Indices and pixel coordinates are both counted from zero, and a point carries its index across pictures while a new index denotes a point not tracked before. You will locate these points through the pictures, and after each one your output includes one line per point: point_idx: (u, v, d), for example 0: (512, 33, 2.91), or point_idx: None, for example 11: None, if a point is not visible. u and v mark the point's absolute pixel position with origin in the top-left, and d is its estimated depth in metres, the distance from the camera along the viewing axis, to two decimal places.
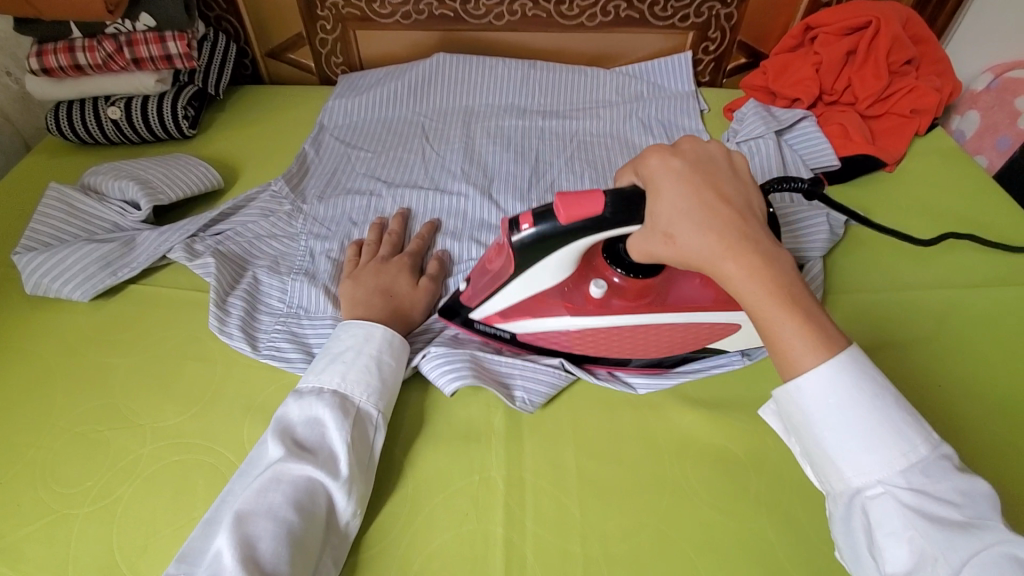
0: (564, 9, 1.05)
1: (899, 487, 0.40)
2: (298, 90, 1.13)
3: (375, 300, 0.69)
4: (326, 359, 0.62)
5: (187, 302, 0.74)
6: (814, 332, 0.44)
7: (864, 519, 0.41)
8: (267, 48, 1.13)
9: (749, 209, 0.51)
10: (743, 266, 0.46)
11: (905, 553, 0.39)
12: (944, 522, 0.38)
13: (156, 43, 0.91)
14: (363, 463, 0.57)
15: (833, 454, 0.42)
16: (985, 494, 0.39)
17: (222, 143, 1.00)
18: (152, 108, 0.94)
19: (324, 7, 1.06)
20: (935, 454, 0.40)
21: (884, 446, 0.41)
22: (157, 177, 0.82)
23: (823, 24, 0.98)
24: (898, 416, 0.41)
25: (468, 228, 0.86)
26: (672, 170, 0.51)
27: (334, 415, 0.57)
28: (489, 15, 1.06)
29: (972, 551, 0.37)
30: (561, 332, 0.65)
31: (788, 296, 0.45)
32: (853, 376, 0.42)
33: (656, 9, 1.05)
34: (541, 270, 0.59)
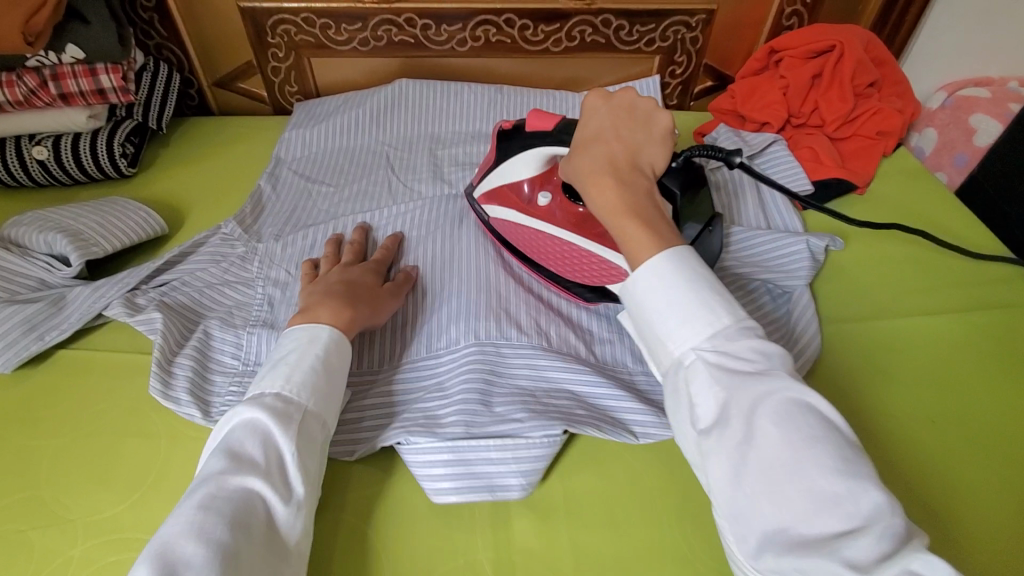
0: (528, 34, 1.02)
1: (705, 351, 0.49)
2: (251, 121, 1.07)
3: (335, 288, 0.66)
4: (267, 366, 0.57)
5: (128, 366, 0.67)
6: (654, 241, 0.54)
7: (686, 386, 0.49)
8: (214, 77, 1.06)
9: (640, 155, 0.61)
10: (605, 185, 0.57)
11: (714, 407, 0.47)
12: (741, 374, 0.47)
13: (86, 75, 0.83)
14: (310, 471, 0.51)
15: (660, 334, 0.51)
16: (776, 354, 0.49)
17: (166, 180, 0.92)
18: (85, 146, 0.87)
19: (275, 34, 1.00)
20: (735, 324, 0.49)
21: (698, 318, 0.50)
22: (89, 225, 0.74)
23: (786, 48, 0.98)
24: (706, 293, 0.50)
25: (432, 262, 0.79)
26: (592, 115, 0.64)
27: (275, 420, 0.51)
28: (451, 41, 1.02)
29: (762, 395, 0.46)
30: (511, 224, 0.77)
31: (635, 213, 0.55)
32: (674, 266, 0.52)
33: (622, 34, 1.02)
34: (513, 165, 0.74)
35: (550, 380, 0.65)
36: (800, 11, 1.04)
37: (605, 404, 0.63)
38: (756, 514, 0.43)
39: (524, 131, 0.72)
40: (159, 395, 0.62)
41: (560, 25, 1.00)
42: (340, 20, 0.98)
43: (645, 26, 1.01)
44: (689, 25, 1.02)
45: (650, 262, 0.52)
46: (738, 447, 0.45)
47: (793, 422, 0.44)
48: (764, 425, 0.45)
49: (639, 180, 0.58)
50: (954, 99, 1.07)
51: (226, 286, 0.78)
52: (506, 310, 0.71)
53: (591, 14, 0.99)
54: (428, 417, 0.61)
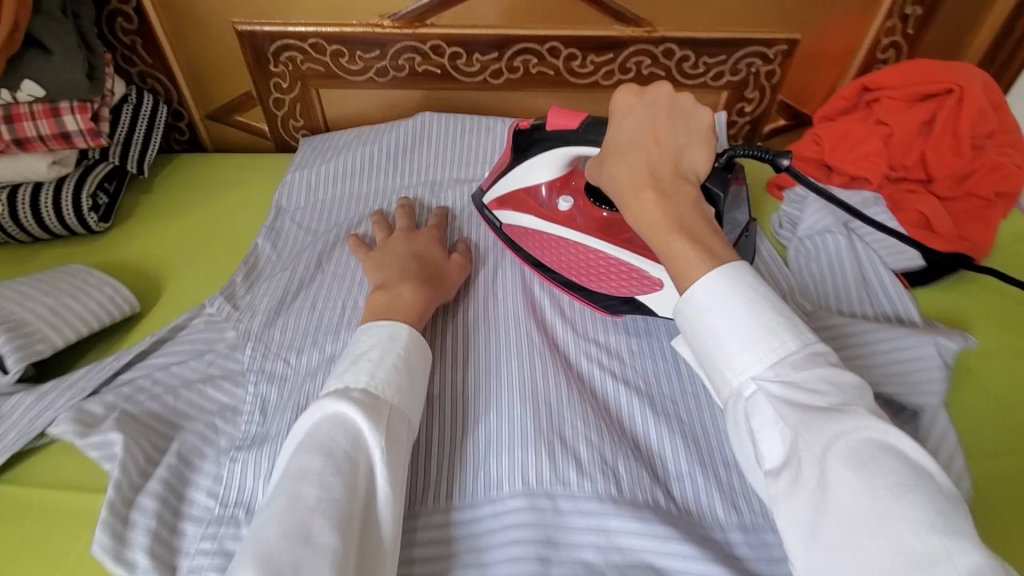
0: (575, 65, 0.86)
1: (768, 380, 0.41)
2: (245, 160, 0.92)
3: (409, 264, 0.67)
4: (347, 361, 0.52)
5: (74, 509, 0.53)
6: (703, 256, 0.45)
7: (748, 421, 0.42)
8: (207, 109, 0.91)
9: (682, 161, 0.50)
10: (644, 197, 0.48)
11: (780, 444, 0.40)
12: (809, 409, 0.39)
13: (46, 117, 0.68)
14: (399, 469, 0.47)
15: (718, 361, 0.43)
16: (854, 385, 0.41)
17: (146, 237, 0.78)
18: (47, 199, 0.72)
19: (278, 62, 0.85)
20: (803, 349, 0.41)
21: (761, 340, 0.41)
22: (36, 312, 0.61)
23: (886, 87, 0.82)
24: (768, 312, 0.42)
25: (465, 363, 0.65)
26: (626, 115, 0.52)
27: (365, 417, 0.46)
28: (483, 72, 0.87)
29: (837, 434, 0.38)
30: (529, 232, 0.70)
31: (679, 226, 0.46)
32: (731, 288, 0.43)
33: (686, 66, 0.86)
34: (533, 167, 0.67)
35: (623, 548, 0.50)
36: (898, 42, 0.88)
37: None
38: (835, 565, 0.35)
39: (544, 130, 0.63)
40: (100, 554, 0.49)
41: (613, 55, 0.85)
42: (355, 46, 0.83)
43: (714, 57, 0.86)
44: (766, 56, 0.87)
45: (701, 283, 0.44)
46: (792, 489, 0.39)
47: (874, 466, 0.36)
48: (836, 468, 0.37)
49: (685, 189, 0.48)
50: None
51: (211, 383, 0.64)
52: (560, 436, 0.57)
53: (652, 43, 0.83)
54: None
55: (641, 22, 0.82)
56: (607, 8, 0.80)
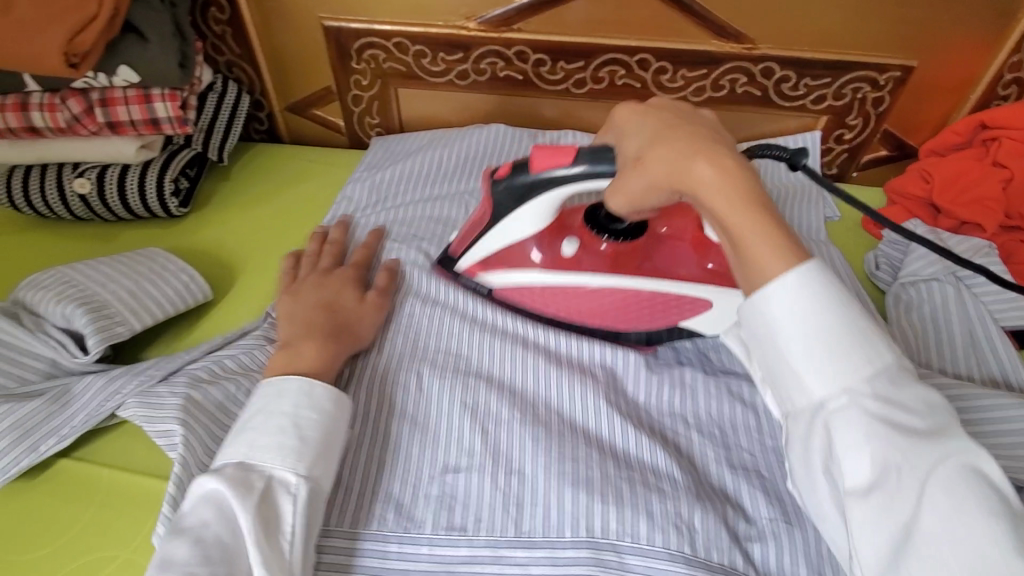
0: (664, 79, 0.82)
1: (863, 396, 0.37)
2: (321, 153, 0.92)
3: (316, 316, 0.60)
4: (234, 428, 0.51)
5: (136, 497, 0.52)
6: (787, 241, 0.40)
7: (828, 438, 0.38)
8: (287, 101, 0.92)
9: (720, 136, 0.46)
10: (711, 166, 0.41)
11: (867, 464, 0.36)
12: (908, 432, 0.36)
13: (139, 103, 0.70)
14: (282, 551, 0.45)
15: (799, 370, 0.39)
16: (931, 399, 0.38)
17: (222, 227, 0.79)
18: (132, 181, 0.74)
19: (360, 60, 0.85)
20: (898, 361, 0.38)
21: (853, 352, 0.38)
22: (117, 295, 0.62)
23: (1009, 126, 0.74)
24: (864, 323, 0.39)
25: (505, 374, 0.62)
26: (635, 120, 0.49)
27: (234, 495, 0.45)
28: (566, 80, 0.84)
29: (941, 461, 0.36)
30: (530, 288, 0.64)
31: (760, 201, 0.41)
32: (812, 288, 0.39)
33: (784, 87, 0.81)
34: (519, 221, 0.60)
35: None
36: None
37: None
38: None
39: (528, 171, 0.56)
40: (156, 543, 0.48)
41: (706, 71, 0.80)
42: (439, 47, 0.82)
43: (817, 79, 0.80)
44: (876, 82, 0.80)
45: (794, 278, 0.39)
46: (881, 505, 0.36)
47: (967, 490, 0.35)
48: (933, 493, 0.35)
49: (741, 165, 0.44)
50: None
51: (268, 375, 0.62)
52: (598, 472, 0.53)
53: (750, 61, 0.78)
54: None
55: (740, 37, 0.77)
56: (704, 21, 0.76)
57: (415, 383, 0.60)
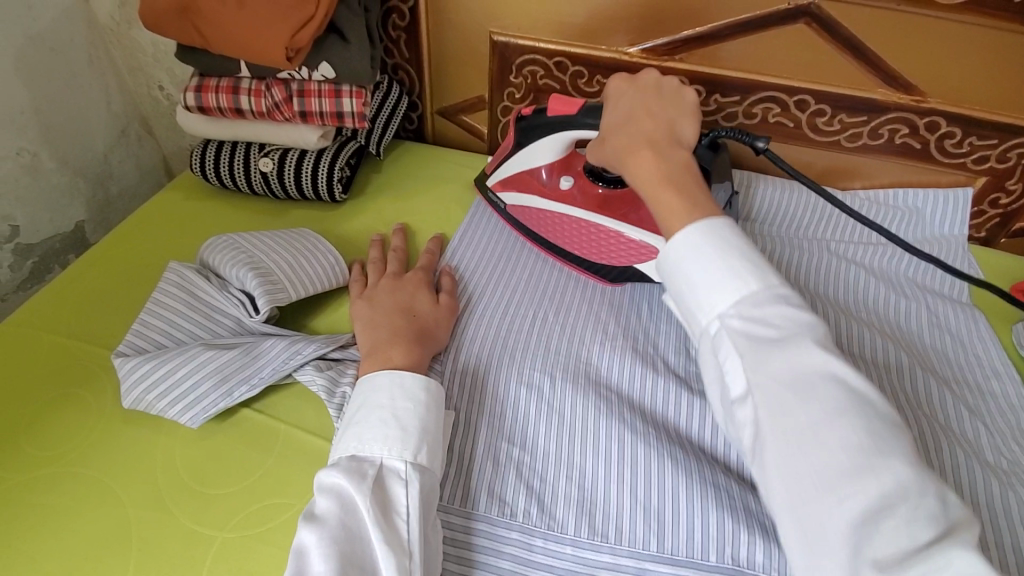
0: (819, 122, 0.82)
1: (730, 318, 0.46)
2: (466, 158, 0.96)
3: (396, 319, 0.63)
4: (343, 424, 0.54)
5: (307, 452, 0.57)
6: (690, 208, 0.52)
7: (715, 355, 0.47)
8: (440, 106, 0.98)
9: (674, 128, 0.60)
10: (640, 155, 0.57)
11: (740, 377, 0.45)
12: (762, 341, 0.44)
13: (329, 97, 0.77)
14: (399, 531, 0.47)
15: (690, 302, 0.49)
16: (805, 321, 0.45)
17: (375, 216, 0.85)
18: (308, 166, 0.81)
19: (518, 74, 0.89)
20: (766, 290, 0.46)
21: (728, 281, 0.47)
22: (279, 266, 0.68)
23: None
24: (736, 259, 0.48)
25: (634, 391, 0.63)
26: (618, 101, 0.64)
27: (350, 481, 0.48)
28: (717, 113, 0.85)
29: (783, 364, 0.43)
30: (530, 212, 0.77)
31: (668, 177, 0.55)
32: (707, 234, 0.49)
33: (947, 142, 0.79)
34: (535, 148, 0.74)
35: None
36: None
37: None
38: (790, 488, 0.41)
39: (545, 116, 0.71)
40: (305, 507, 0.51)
41: (866, 118, 0.80)
42: (598, 70, 0.86)
43: (985, 139, 0.78)
44: None
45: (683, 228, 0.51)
46: (747, 417, 0.44)
47: (816, 394, 0.41)
48: (787, 398, 0.42)
49: (676, 151, 0.57)
50: None
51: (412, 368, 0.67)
52: (743, 502, 0.53)
53: (916, 113, 0.77)
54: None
55: (910, 88, 0.76)
56: (875, 69, 0.76)
57: (549, 385, 0.62)
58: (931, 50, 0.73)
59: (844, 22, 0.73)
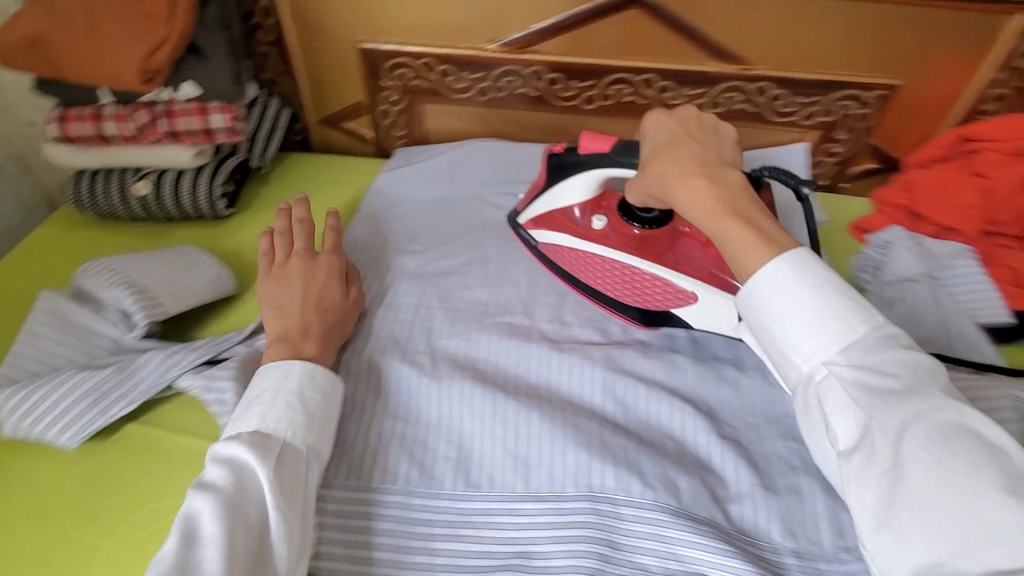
0: (667, 97, 0.90)
1: (839, 365, 0.45)
2: (352, 163, 1.00)
3: (307, 316, 0.64)
4: (241, 405, 0.56)
5: (192, 454, 0.59)
6: (765, 243, 0.49)
7: (819, 405, 0.46)
8: (322, 115, 1.01)
9: (718, 154, 0.56)
10: (693, 182, 0.52)
11: (852, 428, 0.44)
12: (881, 393, 0.44)
13: (197, 114, 0.79)
14: (291, 501, 0.51)
15: (785, 349, 0.48)
16: (925, 365, 0.45)
17: (261, 226, 0.87)
18: (186, 184, 0.83)
19: (390, 77, 0.94)
20: (874, 333, 0.45)
21: (827, 329, 0.46)
22: (157, 281, 0.69)
23: (986, 138, 0.79)
24: (836, 301, 0.46)
25: (512, 359, 0.68)
26: (655, 133, 0.59)
27: (253, 456, 0.51)
28: (578, 97, 0.92)
29: (915, 417, 0.42)
30: (565, 250, 0.75)
31: (732, 207, 0.50)
32: (796, 272, 0.47)
33: (778, 104, 0.88)
34: (569, 186, 0.73)
35: (676, 554, 0.52)
36: (1007, 94, 0.85)
37: None
38: (914, 546, 0.40)
39: (578, 154, 0.71)
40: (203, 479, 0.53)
41: (705, 89, 0.88)
42: (462, 67, 0.90)
43: (808, 98, 0.87)
44: (861, 99, 0.87)
45: (769, 266, 0.48)
46: (857, 469, 0.43)
47: (953, 446, 0.41)
48: (915, 453, 0.41)
49: (729, 175, 0.53)
50: None
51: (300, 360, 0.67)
52: (600, 438, 0.59)
53: (746, 80, 0.86)
54: (349, 543, 0.55)
55: (737, 58, 0.84)
56: (704, 44, 0.84)
57: (430, 363, 0.67)
58: (748, 22, 0.81)
59: (670, 5, 0.81)
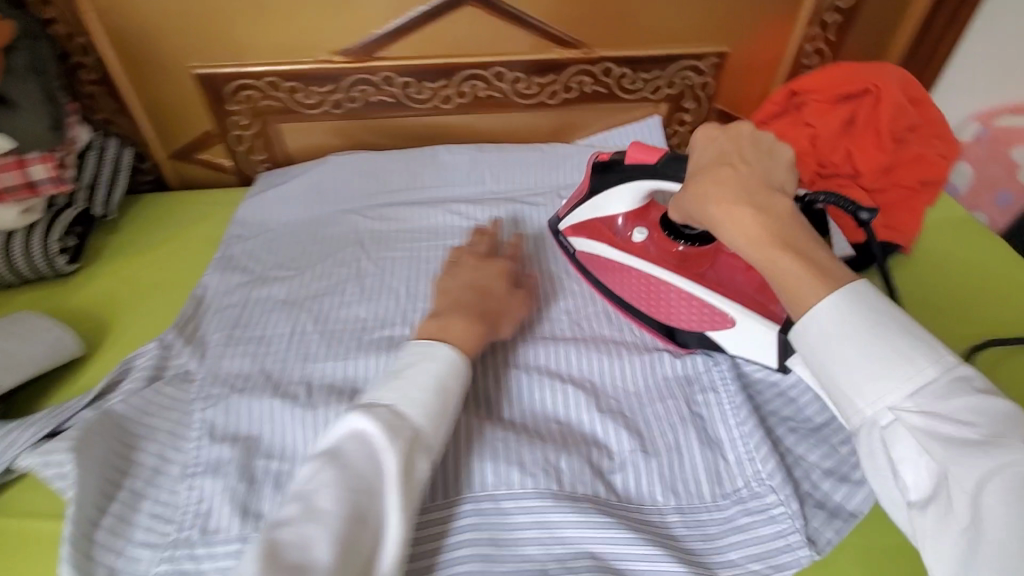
0: (521, 87, 0.91)
1: (910, 414, 0.41)
2: (211, 197, 0.96)
3: (466, 296, 0.68)
4: (388, 376, 0.57)
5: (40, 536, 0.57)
6: (818, 279, 0.44)
7: (886, 451, 0.42)
8: (172, 149, 0.95)
9: (769, 178, 0.49)
10: (738, 212, 0.47)
11: (926, 476, 0.41)
12: (957, 444, 0.39)
13: (15, 169, 0.73)
14: (415, 475, 0.51)
15: (847, 392, 0.43)
16: (1004, 411, 0.40)
17: (111, 281, 0.83)
18: (17, 246, 0.76)
19: (236, 101, 0.90)
20: (946, 376, 0.41)
21: (897, 372, 0.41)
22: None
23: (811, 91, 0.86)
24: (903, 343, 0.41)
25: (387, 375, 0.68)
26: (706, 146, 0.53)
27: (384, 436, 0.50)
28: (434, 98, 0.91)
29: (990, 469, 0.38)
30: (616, 267, 0.73)
31: (784, 240, 0.45)
32: (857, 312, 0.42)
33: (624, 82, 0.92)
34: (614, 198, 0.70)
35: (564, 539, 0.55)
36: (822, 48, 0.94)
37: (631, 569, 0.53)
38: None
39: (624, 164, 0.68)
40: (317, 449, 0.52)
41: (554, 76, 0.90)
42: (309, 82, 0.88)
43: (649, 73, 0.91)
44: (698, 69, 0.92)
45: (824, 304, 0.43)
46: (936, 520, 0.40)
47: None
48: (989, 505, 0.38)
49: (781, 201, 0.47)
50: (989, 130, 0.97)
51: (161, 411, 0.66)
52: (470, 436, 0.60)
53: (591, 63, 0.89)
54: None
55: (576, 43, 0.87)
56: (544, 33, 0.86)
57: (306, 393, 0.66)
58: (580, 7, 0.84)
59: None
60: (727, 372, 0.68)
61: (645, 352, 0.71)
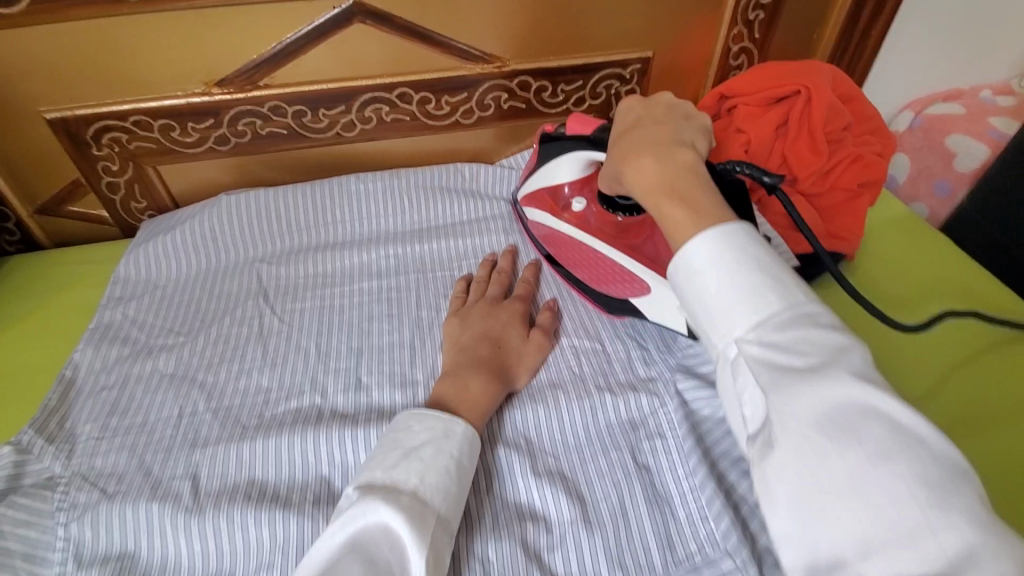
0: (431, 108, 0.83)
1: (749, 343, 0.40)
2: (90, 253, 0.84)
3: (483, 348, 0.63)
4: (399, 453, 0.51)
5: None
6: (698, 219, 0.45)
7: (731, 383, 0.41)
8: (36, 205, 0.82)
9: (679, 133, 0.51)
10: (639, 163, 0.48)
11: (760, 408, 0.39)
12: (786, 372, 0.38)
13: None
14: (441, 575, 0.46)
15: (706, 325, 0.43)
16: (841, 347, 0.39)
17: None
18: None
19: (102, 145, 0.78)
20: (791, 311, 0.40)
21: (747, 303, 0.41)
22: None
23: (739, 95, 0.80)
24: (757, 277, 0.41)
25: (287, 465, 0.57)
26: (625, 116, 0.57)
27: (411, 527, 0.45)
28: (334, 125, 0.82)
29: (814, 398, 0.37)
30: (555, 235, 0.74)
31: (672, 187, 0.47)
32: (721, 250, 0.42)
33: (544, 95, 0.85)
34: (557, 166, 0.71)
35: None
36: (748, 47, 0.89)
37: None
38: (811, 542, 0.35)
39: (564, 136, 0.71)
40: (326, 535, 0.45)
41: (466, 94, 0.82)
42: (185, 117, 0.77)
43: (570, 84, 0.84)
44: (623, 76, 0.86)
45: (696, 243, 0.43)
46: (763, 458, 0.38)
47: (855, 436, 0.35)
48: (816, 437, 0.36)
49: (682, 151, 0.48)
50: (923, 118, 0.95)
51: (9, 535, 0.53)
52: None
53: (505, 78, 0.81)
54: None
55: (487, 57, 0.79)
56: (449, 48, 0.77)
57: (191, 492, 0.55)
58: (485, 17, 0.76)
59: (398, 12, 0.73)
60: (673, 414, 0.60)
61: (585, 396, 0.63)
